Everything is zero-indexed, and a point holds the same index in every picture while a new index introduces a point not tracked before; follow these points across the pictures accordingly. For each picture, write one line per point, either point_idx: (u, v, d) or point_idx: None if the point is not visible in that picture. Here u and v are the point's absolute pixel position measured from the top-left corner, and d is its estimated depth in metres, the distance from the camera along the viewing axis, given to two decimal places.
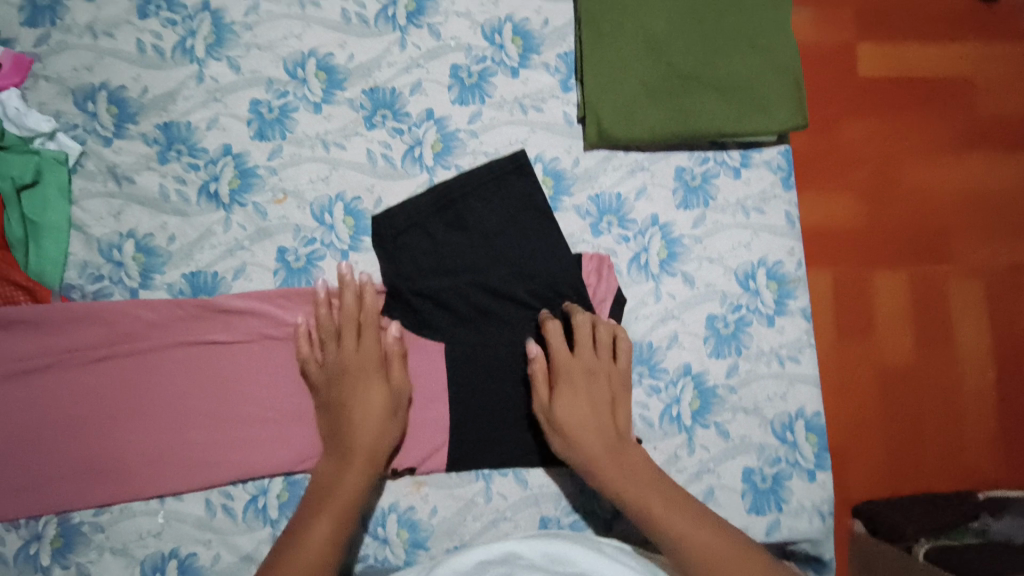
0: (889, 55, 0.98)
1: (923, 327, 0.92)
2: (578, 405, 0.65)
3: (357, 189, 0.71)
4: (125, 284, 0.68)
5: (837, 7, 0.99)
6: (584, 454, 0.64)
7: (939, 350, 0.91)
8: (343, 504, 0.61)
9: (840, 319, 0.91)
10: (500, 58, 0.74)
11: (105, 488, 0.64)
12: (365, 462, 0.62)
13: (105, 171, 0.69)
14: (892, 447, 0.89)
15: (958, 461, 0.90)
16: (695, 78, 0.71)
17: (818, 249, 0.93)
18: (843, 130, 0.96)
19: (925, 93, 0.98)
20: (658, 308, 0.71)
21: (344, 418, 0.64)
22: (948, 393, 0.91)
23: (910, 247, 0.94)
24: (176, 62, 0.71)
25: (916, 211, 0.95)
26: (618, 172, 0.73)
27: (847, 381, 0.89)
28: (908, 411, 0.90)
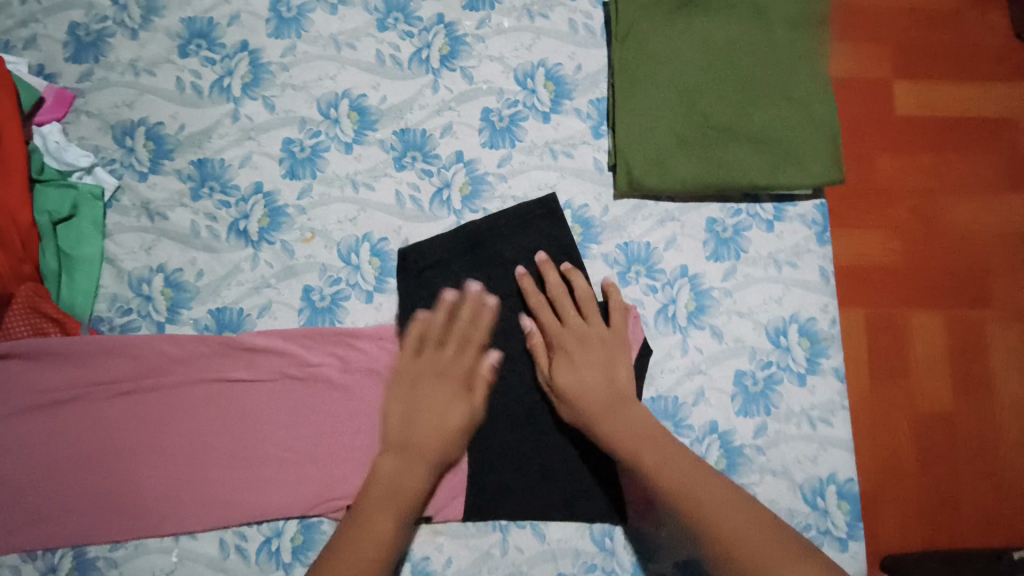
0: (928, 86, 0.91)
1: (958, 369, 0.82)
2: (576, 372, 0.65)
3: (384, 230, 0.71)
4: (152, 318, 0.69)
5: (874, 41, 0.91)
6: (585, 416, 0.63)
7: (978, 398, 0.81)
8: (405, 501, 0.61)
9: (873, 360, 0.82)
10: (532, 102, 0.73)
11: (122, 524, 0.64)
12: (433, 471, 0.63)
13: (139, 206, 0.70)
14: (924, 502, 0.78)
15: (996, 516, 0.78)
16: (730, 130, 0.70)
17: (850, 283, 0.84)
18: (879, 164, 0.88)
19: (968, 128, 0.90)
20: (685, 362, 0.69)
21: (422, 421, 0.64)
22: (988, 443, 0.80)
23: (948, 281, 0.84)
24: (212, 100, 0.72)
25: (955, 242, 0.86)
26: (647, 221, 0.72)
27: (879, 428, 0.79)
28: (943, 461, 0.79)
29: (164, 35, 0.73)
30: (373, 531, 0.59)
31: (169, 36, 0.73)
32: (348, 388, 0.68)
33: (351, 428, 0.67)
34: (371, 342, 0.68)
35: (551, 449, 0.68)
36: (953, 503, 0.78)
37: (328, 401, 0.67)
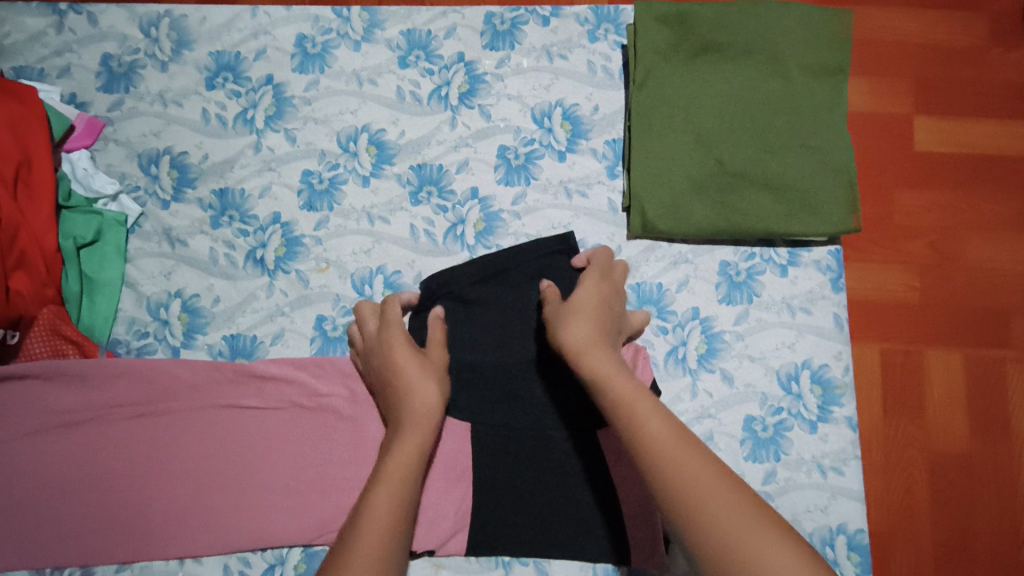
0: (954, 123, 0.88)
1: (975, 410, 0.80)
2: (583, 301, 0.62)
3: (398, 263, 0.72)
4: (168, 343, 0.70)
5: (894, 78, 0.89)
6: (575, 342, 0.59)
7: (996, 442, 0.79)
8: (401, 470, 0.54)
9: (887, 398, 0.80)
10: (548, 141, 0.74)
11: (129, 546, 0.66)
12: (423, 422, 0.58)
13: (160, 233, 0.72)
14: (938, 548, 0.75)
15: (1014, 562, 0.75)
16: (745, 176, 0.70)
17: (864, 320, 0.83)
18: (899, 202, 0.85)
19: (994, 165, 0.87)
20: (694, 405, 0.69)
21: (394, 386, 0.61)
22: (1008, 489, 0.77)
23: (968, 318, 0.82)
24: (236, 131, 0.74)
25: (976, 279, 0.83)
26: (660, 263, 0.72)
27: (891, 471, 0.78)
28: (959, 507, 0.77)
29: (193, 68, 0.75)
30: (372, 500, 0.52)
31: (197, 68, 0.75)
32: (356, 418, 0.68)
33: (357, 459, 0.68)
34: None
35: (555, 487, 0.67)
36: (969, 550, 0.75)
37: (335, 432, 0.68)
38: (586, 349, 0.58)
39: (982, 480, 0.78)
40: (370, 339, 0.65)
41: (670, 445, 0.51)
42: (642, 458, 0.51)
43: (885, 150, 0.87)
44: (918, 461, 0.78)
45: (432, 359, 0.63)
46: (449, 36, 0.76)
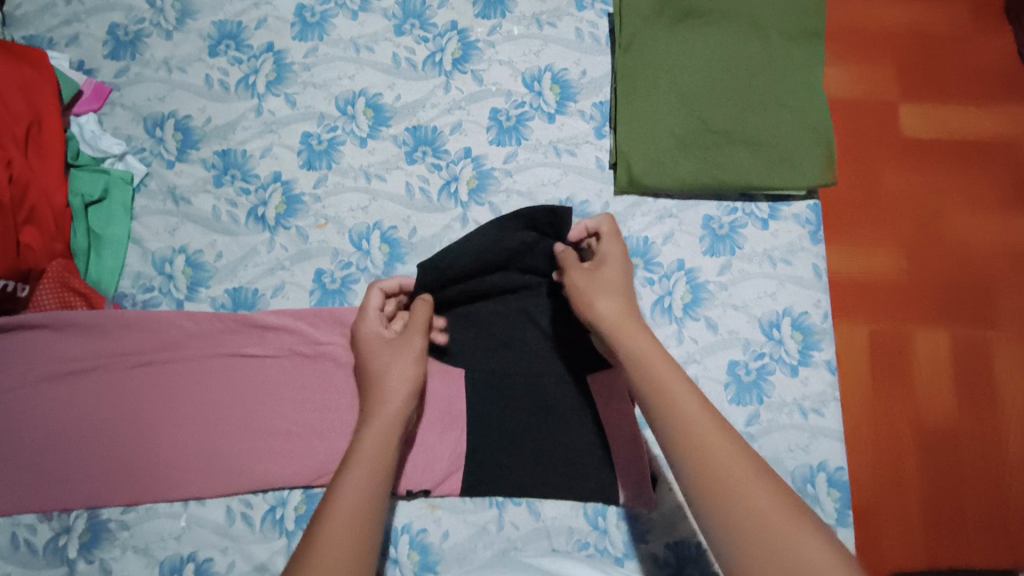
0: (929, 105, 0.92)
1: (960, 384, 0.82)
2: (609, 275, 0.64)
3: (394, 220, 0.75)
4: (173, 296, 0.73)
5: (873, 57, 0.93)
6: (610, 317, 0.60)
7: (982, 414, 0.81)
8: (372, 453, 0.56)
9: (876, 373, 0.82)
10: (538, 104, 0.77)
11: (135, 487, 0.68)
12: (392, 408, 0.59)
13: (165, 191, 0.75)
14: (925, 520, 0.77)
15: (1002, 532, 0.77)
16: (726, 133, 0.73)
17: (851, 299, 0.85)
18: (880, 180, 0.89)
19: (974, 147, 0.90)
20: (680, 351, 0.72)
21: (372, 373, 0.63)
22: (993, 460, 0.79)
23: (951, 297, 0.85)
24: (238, 96, 0.77)
25: (955, 257, 0.86)
26: (646, 217, 0.75)
27: (880, 446, 0.79)
28: (946, 478, 0.79)
29: (196, 36, 0.78)
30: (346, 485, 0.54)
31: (201, 37, 0.78)
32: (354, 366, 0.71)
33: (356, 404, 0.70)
34: None
35: (545, 429, 0.70)
36: (958, 521, 0.78)
37: (335, 378, 0.71)
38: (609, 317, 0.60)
39: (968, 451, 0.80)
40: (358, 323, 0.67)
41: (707, 434, 0.51)
42: (681, 444, 0.51)
43: (863, 128, 0.91)
44: (908, 436, 0.80)
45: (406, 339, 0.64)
46: (443, 5, 0.79)
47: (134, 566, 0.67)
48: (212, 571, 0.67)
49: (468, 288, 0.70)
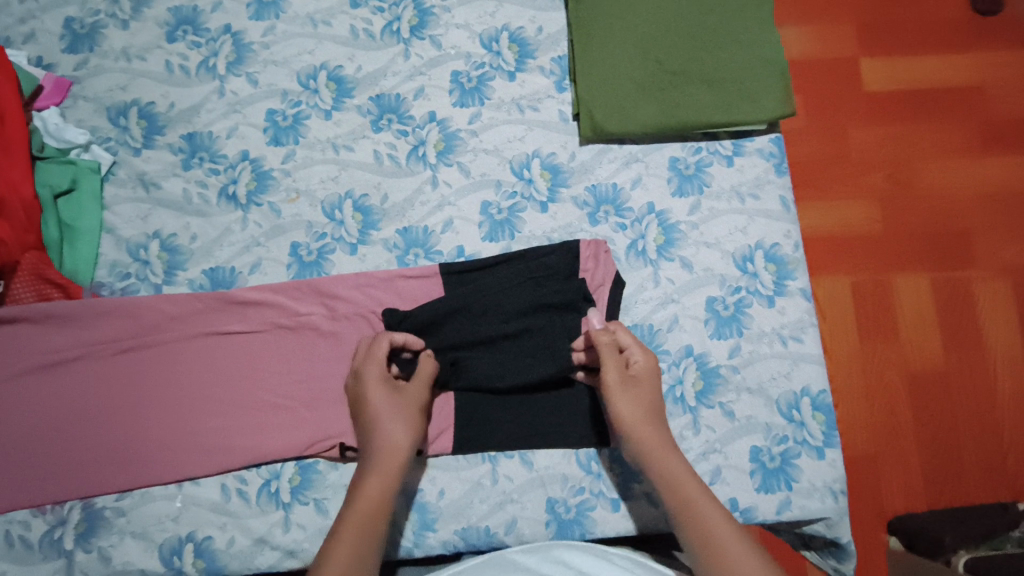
0: (891, 76, 1.18)
1: (967, 338, 1.09)
2: (640, 395, 0.64)
3: (365, 187, 0.75)
4: (150, 281, 0.73)
5: (826, 25, 1.19)
6: (644, 445, 0.62)
7: (972, 352, 1.08)
8: (369, 510, 0.59)
9: (863, 320, 1.09)
10: (497, 64, 0.78)
11: (127, 474, 0.68)
12: (390, 463, 0.62)
13: (135, 179, 0.75)
14: (925, 463, 1.04)
15: (986, 456, 1.05)
16: (683, 74, 0.74)
17: (833, 257, 1.12)
18: (852, 150, 1.14)
19: (944, 102, 1.17)
20: (657, 293, 0.73)
21: (366, 432, 0.64)
22: (1003, 402, 1.06)
23: (932, 248, 1.12)
24: (200, 79, 0.77)
25: (945, 212, 1.13)
26: (613, 164, 0.76)
27: (871, 389, 1.06)
28: (939, 417, 1.06)
29: (153, 24, 0.79)
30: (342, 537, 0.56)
31: (157, 24, 0.79)
32: (336, 334, 0.71)
33: (341, 371, 0.71)
34: (351, 288, 0.72)
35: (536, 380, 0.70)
36: (952, 458, 1.04)
37: (318, 347, 0.71)
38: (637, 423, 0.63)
39: (952, 395, 1.07)
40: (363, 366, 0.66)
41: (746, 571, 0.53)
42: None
43: (830, 103, 1.16)
44: (898, 383, 1.07)
45: (406, 397, 0.65)
46: None
47: (133, 550, 0.67)
48: (212, 549, 0.67)
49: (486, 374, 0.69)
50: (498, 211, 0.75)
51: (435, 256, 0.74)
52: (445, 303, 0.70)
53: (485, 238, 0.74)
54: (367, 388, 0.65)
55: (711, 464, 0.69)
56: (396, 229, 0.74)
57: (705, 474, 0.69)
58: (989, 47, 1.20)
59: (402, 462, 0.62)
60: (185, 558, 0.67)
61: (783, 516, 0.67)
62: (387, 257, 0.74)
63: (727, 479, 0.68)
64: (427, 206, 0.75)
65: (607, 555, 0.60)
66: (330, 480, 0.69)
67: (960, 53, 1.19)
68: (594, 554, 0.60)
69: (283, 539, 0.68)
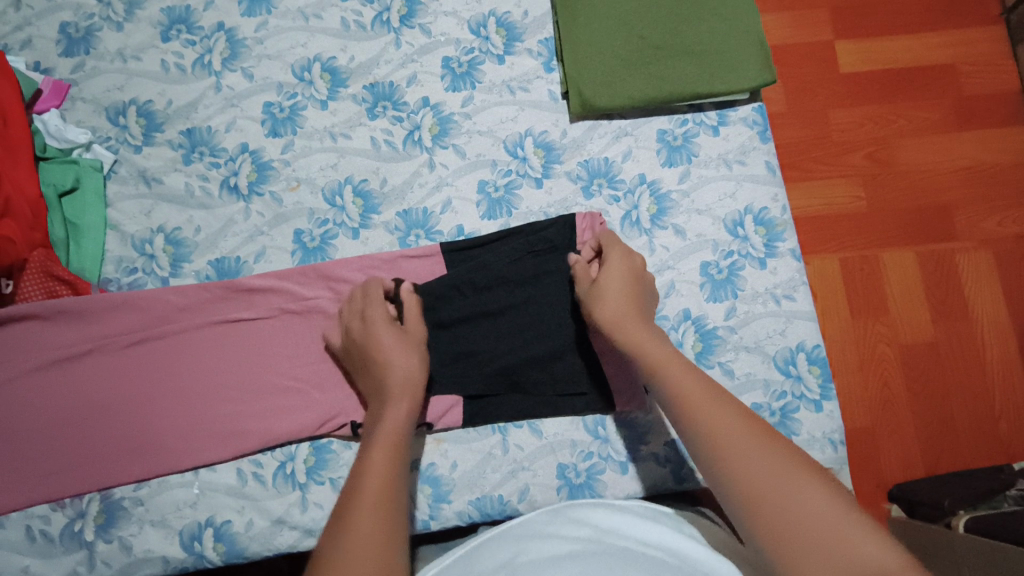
0: (865, 57, 1.21)
1: (956, 311, 1.12)
2: (611, 280, 0.65)
3: (364, 172, 0.77)
4: (157, 274, 0.74)
5: (798, 8, 1.23)
6: (614, 314, 0.63)
7: (959, 322, 1.12)
8: (397, 427, 0.59)
9: (853, 296, 1.12)
10: (486, 48, 0.80)
11: (143, 463, 0.69)
12: (405, 389, 0.62)
13: (136, 175, 0.77)
14: (921, 434, 1.07)
15: (981, 421, 1.08)
16: (665, 49, 0.77)
17: (822, 237, 1.15)
18: (833, 132, 1.18)
19: (918, 78, 1.21)
20: (653, 260, 0.75)
21: (376, 367, 0.64)
22: (995, 372, 1.10)
23: (917, 224, 1.15)
24: (196, 76, 0.79)
25: (924, 190, 1.16)
26: (604, 139, 0.78)
27: (863, 363, 1.10)
28: (932, 387, 1.09)
29: (147, 24, 0.80)
30: (369, 452, 0.56)
31: (151, 25, 0.80)
32: None
33: None
34: (355, 271, 0.73)
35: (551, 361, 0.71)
36: (947, 427, 1.08)
37: (326, 330, 0.72)
38: (615, 312, 0.63)
39: (944, 365, 1.10)
40: (363, 313, 0.68)
41: (694, 394, 0.53)
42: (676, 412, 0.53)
43: (808, 87, 1.20)
44: (892, 356, 1.10)
45: (411, 336, 0.66)
46: None
47: (154, 538, 0.68)
48: (231, 532, 0.68)
49: (491, 346, 0.71)
50: (495, 190, 0.77)
51: (436, 236, 0.76)
52: (448, 278, 0.72)
53: (484, 217, 0.76)
54: (374, 328, 0.65)
55: None
56: (397, 212, 0.76)
57: None
58: (956, 23, 1.24)
59: (418, 388, 0.63)
60: (205, 543, 0.68)
61: None
62: (389, 239, 0.76)
63: None
64: (425, 188, 0.77)
65: (627, 508, 0.60)
66: (344, 459, 0.70)
67: (929, 27, 1.23)
68: (611, 508, 0.60)
69: (301, 518, 0.69)
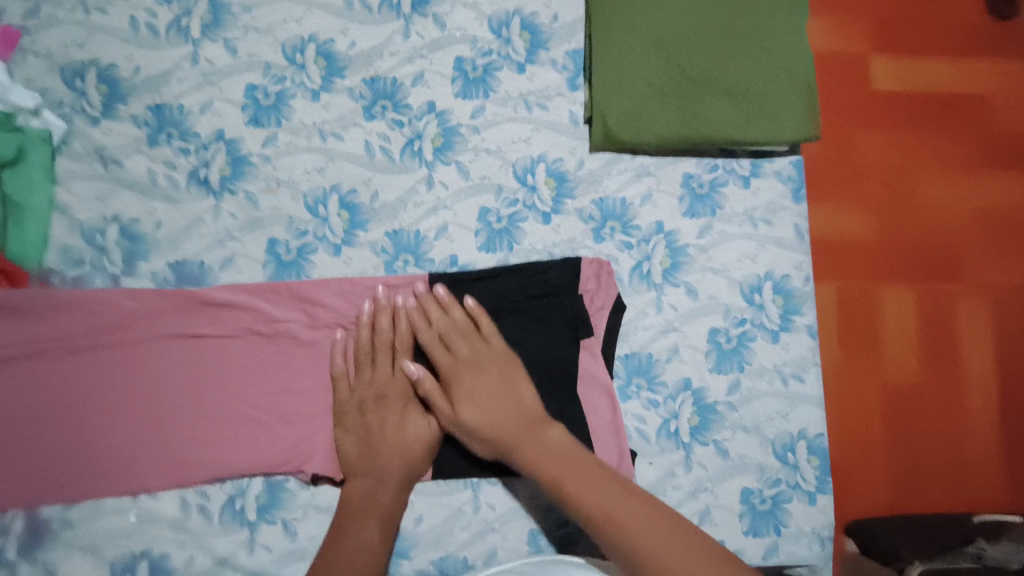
0: (902, 77, 0.99)
1: (955, 383, 0.92)
2: (471, 412, 0.62)
3: (354, 182, 0.68)
4: (108, 271, 0.66)
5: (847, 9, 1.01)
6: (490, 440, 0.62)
7: (951, 374, 0.91)
8: (380, 519, 0.61)
9: (848, 331, 0.91)
10: (506, 52, 0.71)
11: (77, 484, 0.62)
12: (401, 483, 0.63)
13: (92, 153, 0.67)
14: (890, 480, 0.88)
15: (958, 474, 0.89)
16: (705, 83, 0.69)
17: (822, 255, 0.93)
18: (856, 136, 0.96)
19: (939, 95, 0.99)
20: (659, 319, 0.69)
21: (382, 448, 0.63)
22: (987, 460, 0.90)
23: (927, 251, 0.94)
24: (170, 42, 0.68)
25: (936, 233, 0.95)
26: (623, 176, 0.70)
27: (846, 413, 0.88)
28: (909, 437, 0.89)
29: None
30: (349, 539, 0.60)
31: None
32: (314, 344, 0.66)
33: (318, 384, 0.66)
34: (333, 295, 0.66)
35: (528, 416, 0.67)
36: (917, 474, 0.88)
37: (294, 358, 0.66)
38: (485, 432, 0.62)
39: (929, 413, 0.90)
40: (374, 376, 0.65)
41: (590, 491, 0.57)
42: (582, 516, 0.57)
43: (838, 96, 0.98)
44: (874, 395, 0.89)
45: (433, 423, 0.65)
46: None
47: (83, 566, 0.62)
48: (170, 566, 0.63)
49: None
50: (497, 220, 0.69)
51: (426, 265, 0.68)
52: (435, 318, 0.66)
53: (481, 248, 0.69)
54: (393, 414, 0.65)
55: (700, 504, 0.66)
56: (386, 231, 0.68)
57: (694, 514, 0.66)
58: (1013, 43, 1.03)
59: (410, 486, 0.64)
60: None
61: (769, 561, 0.66)
62: (374, 262, 0.68)
63: (716, 520, 0.66)
64: (420, 209, 0.69)
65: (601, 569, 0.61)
66: (301, 500, 0.65)
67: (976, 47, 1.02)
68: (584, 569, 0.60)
69: (247, 560, 0.64)
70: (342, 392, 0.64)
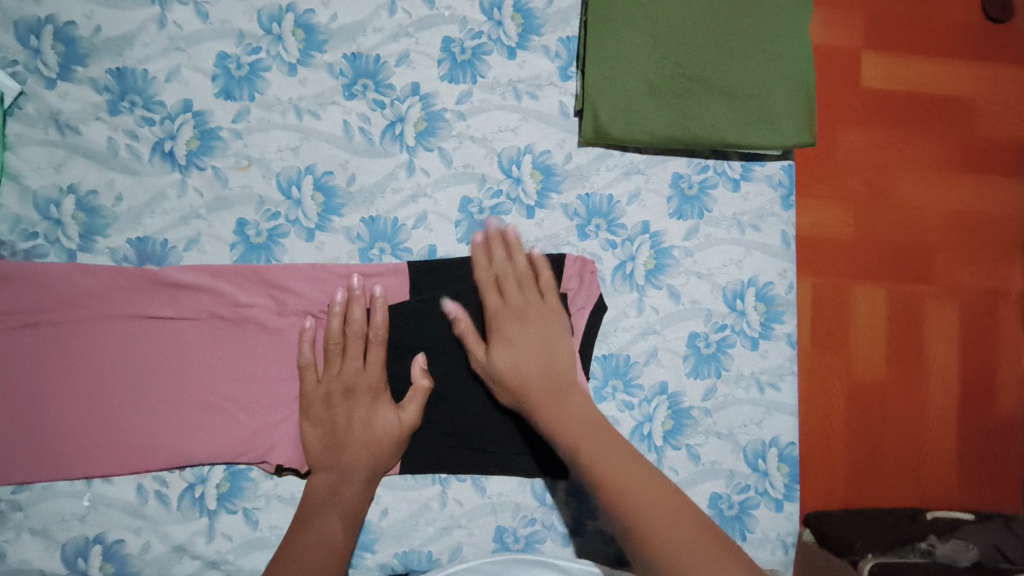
0: (898, 69, 0.84)
1: (929, 394, 0.81)
2: (506, 358, 0.59)
3: (330, 164, 0.65)
4: (62, 245, 0.62)
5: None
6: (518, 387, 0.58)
7: (906, 369, 0.80)
8: (345, 513, 0.59)
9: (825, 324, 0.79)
10: (497, 35, 0.67)
11: (26, 466, 0.59)
12: (367, 477, 0.61)
13: (46, 116, 0.62)
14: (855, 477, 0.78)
15: (913, 472, 0.79)
16: (702, 82, 0.67)
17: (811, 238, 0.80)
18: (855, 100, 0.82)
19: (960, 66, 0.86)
20: (639, 321, 0.67)
21: (348, 442, 0.60)
22: (947, 462, 0.80)
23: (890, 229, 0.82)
24: (135, 1, 0.64)
25: (912, 232, 0.82)
26: (611, 172, 0.68)
27: (815, 419, 0.77)
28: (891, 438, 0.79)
29: None
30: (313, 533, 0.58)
31: None
32: (281, 332, 0.63)
33: (285, 374, 0.63)
34: (305, 281, 0.63)
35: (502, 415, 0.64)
36: (877, 469, 0.79)
37: (260, 345, 0.63)
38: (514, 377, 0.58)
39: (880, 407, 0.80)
40: (343, 368, 0.61)
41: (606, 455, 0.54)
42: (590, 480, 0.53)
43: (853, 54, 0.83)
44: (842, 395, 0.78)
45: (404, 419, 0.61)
46: None
47: (31, 550, 0.59)
48: (123, 554, 0.61)
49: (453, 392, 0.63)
50: (479, 211, 0.66)
51: (403, 254, 0.66)
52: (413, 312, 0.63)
53: (461, 240, 0.66)
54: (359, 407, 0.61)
55: None
56: (362, 217, 0.65)
57: None
58: None
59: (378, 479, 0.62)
60: (91, 561, 0.60)
61: None
62: (348, 248, 0.65)
63: None
64: (400, 195, 0.66)
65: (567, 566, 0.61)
66: (263, 489, 0.63)
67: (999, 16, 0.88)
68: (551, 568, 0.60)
69: (204, 549, 0.61)
70: (309, 381, 0.61)
